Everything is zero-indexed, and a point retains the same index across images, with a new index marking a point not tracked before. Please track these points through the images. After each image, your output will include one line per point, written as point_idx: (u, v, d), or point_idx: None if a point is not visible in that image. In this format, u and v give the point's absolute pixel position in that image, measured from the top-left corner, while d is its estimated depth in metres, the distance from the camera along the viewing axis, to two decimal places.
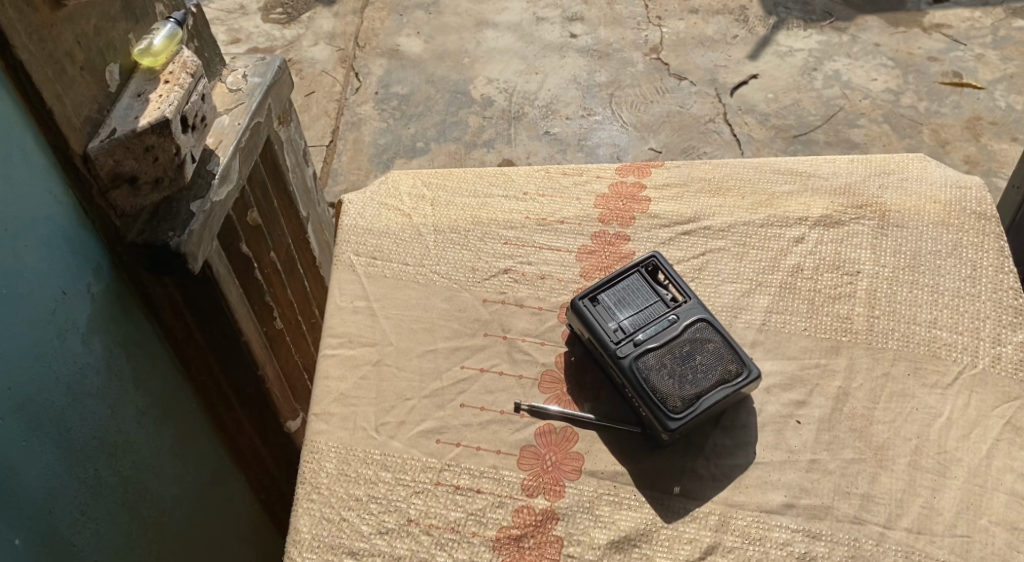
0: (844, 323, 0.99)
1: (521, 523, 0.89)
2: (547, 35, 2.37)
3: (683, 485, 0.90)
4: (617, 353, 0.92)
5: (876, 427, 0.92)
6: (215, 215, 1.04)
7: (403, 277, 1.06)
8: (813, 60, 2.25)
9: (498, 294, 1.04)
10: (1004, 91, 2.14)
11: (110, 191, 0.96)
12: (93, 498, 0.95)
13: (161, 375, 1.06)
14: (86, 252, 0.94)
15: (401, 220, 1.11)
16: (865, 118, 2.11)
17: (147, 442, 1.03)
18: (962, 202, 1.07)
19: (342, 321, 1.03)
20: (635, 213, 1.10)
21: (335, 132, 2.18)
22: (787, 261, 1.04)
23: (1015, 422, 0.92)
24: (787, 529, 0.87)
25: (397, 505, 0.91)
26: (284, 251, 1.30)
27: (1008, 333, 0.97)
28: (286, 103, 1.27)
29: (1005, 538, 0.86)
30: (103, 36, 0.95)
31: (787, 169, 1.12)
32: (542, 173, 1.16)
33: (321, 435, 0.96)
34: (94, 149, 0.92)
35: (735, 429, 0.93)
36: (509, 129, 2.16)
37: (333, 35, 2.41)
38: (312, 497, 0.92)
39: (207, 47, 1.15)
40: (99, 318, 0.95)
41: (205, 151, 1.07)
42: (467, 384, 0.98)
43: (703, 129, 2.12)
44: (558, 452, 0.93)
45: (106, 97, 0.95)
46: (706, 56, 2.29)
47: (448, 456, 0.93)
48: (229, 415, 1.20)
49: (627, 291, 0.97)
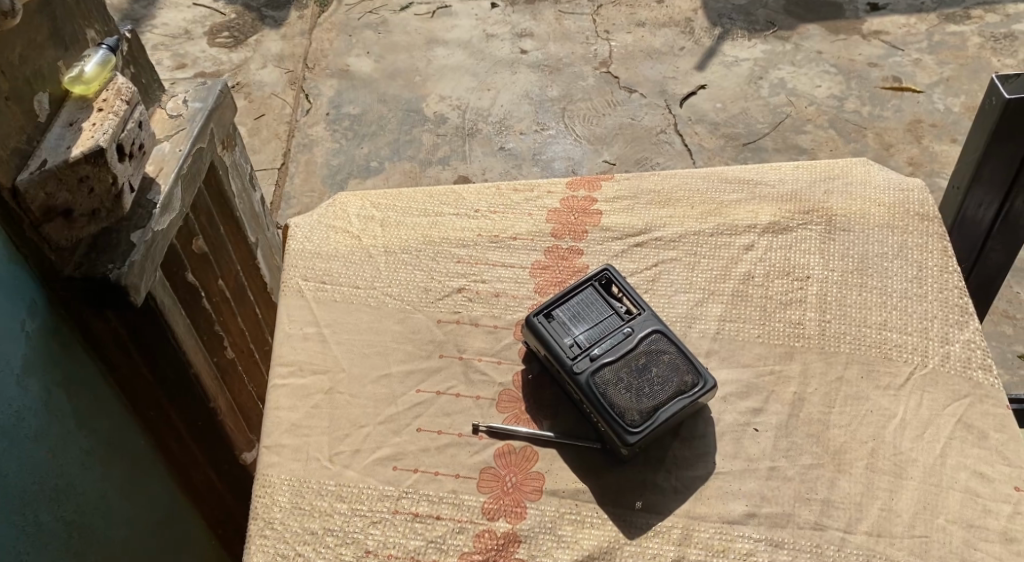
0: (796, 329, 0.99)
1: (483, 548, 0.88)
2: (496, 51, 2.38)
3: (645, 499, 0.89)
4: (573, 369, 0.92)
5: (833, 431, 0.93)
6: (157, 245, 1.02)
7: (355, 300, 1.05)
8: (759, 69, 2.28)
9: (452, 314, 1.03)
10: (942, 94, 2.18)
11: (43, 225, 0.93)
12: (35, 546, 0.91)
13: (106, 412, 1.03)
14: (19, 288, 0.91)
15: (350, 243, 1.10)
16: (811, 124, 2.14)
17: (92, 483, 1.00)
18: (905, 204, 1.08)
19: (293, 349, 1.01)
20: (587, 226, 1.09)
21: (285, 155, 2.15)
22: (738, 269, 1.04)
23: (966, 420, 0.93)
24: (749, 539, 0.87)
25: (354, 537, 0.89)
26: (233, 277, 1.27)
27: (955, 331, 0.98)
28: (229, 127, 1.24)
29: (963, 536, 0.86)
30: (30, 65, 0.92)
31: (735, 177, 1.13)
32: (493, 190, 1.16)
33: (274, 467, 0.94)
34: (24, 181, 0.89)
35: (694, 440, 0.92)
36: (462, 145, 2.15)
37: (280, 58, 2.38)
38: (266, 532, 0.90)
39: (144, 72, 1.13)
40: (35, 358, 0.92)
41: (146, 179, 1.04)
42: (422, 408, 0.96)
43: (655, 140, 2.14)
44: (518, 473, 0.91)
45: (36, 127, 0.93)
46: (654, 68, 2.31)
47: (405, 483, 0.92)
48: (180, 449, 1.17)
49: (581, 306, 0.96)
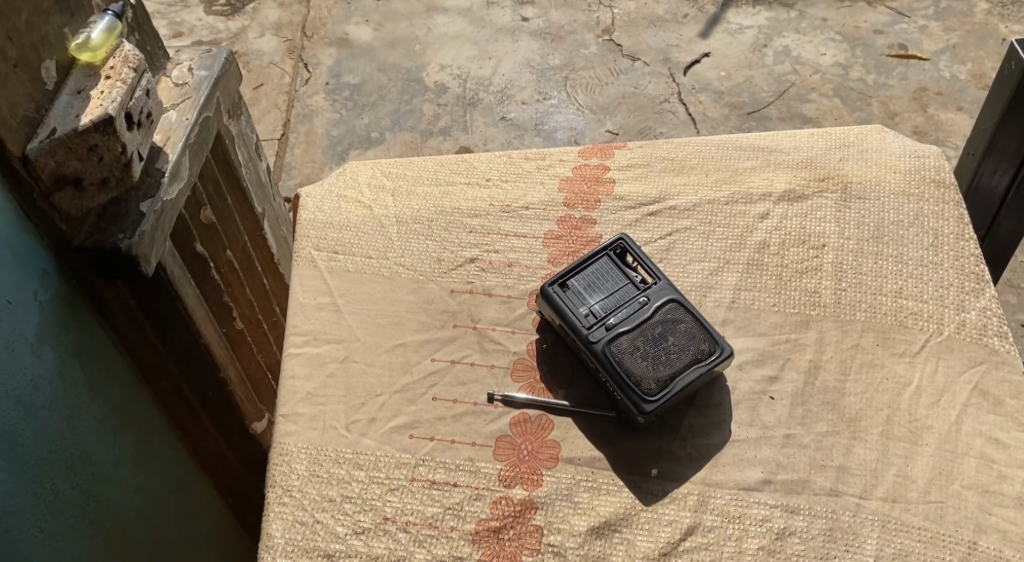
0: (812, 297, 0.99)
1: (500, 515, 0.88)
2: (497, 19, 2.35)
3: (661, 467, 0.90)
4: (589, 338, 0.92)
5: (848, 399, 0.93)
6: (167, 215, 1.01)
7: (368, 270, 1.04)
8: (763, 36, 2.26)
9: (465, 284, 1.02)
10: (948, 62, 2.17)
11: (53, 194, 0.92)
12: (52, 514, 0.92)
13: (119, 382, 1.03)
14: (31, 257, 0.90)
15: (362, 213, 1.09)
16: (817, 92, 2.13)
17: (106, 453, 1.00)
18: (921, 171, 1.08)
19: (306, 319, 1.01)
20: (600, 195, 1.09)
21: (287, 125, 2.14)
22: (752, 238, 1.03)
23: (982, 386, 0.93)
24: (765, 506, 0.87)
25: (372, 504, 0.89)
26: (240, 248, 1.26)
27: (971, 299, 0.98)
28: (235, 95, 1.23)
29: (977, 501, 0.87)
30: (37, 31, 0.91)
31: (749, 145, 1.12)
32: (504, 159, 1.15)
33: (291, 436, 0.94)
34: (34, 150, 0.88)
35: (709, 408, 0.93)
36: (464, 115, 2.14)
37: (279, 26, 2.36)
38: (283, 500, 0.90)
39: (149, 40, 1.11)
40: (48, 327, 0.92)
41: (154, 148, 1.03)
42: (438, 376, 0.96)
43: (659, 109, 2.13)
44: (534, 441, 0.92)
45: (44, 95, 0.91)
46: (658, 36, 2.28)
47: (422, 451, 0.92)
48: (191, 419, 1.17)
49: (596, 275, 0.96)
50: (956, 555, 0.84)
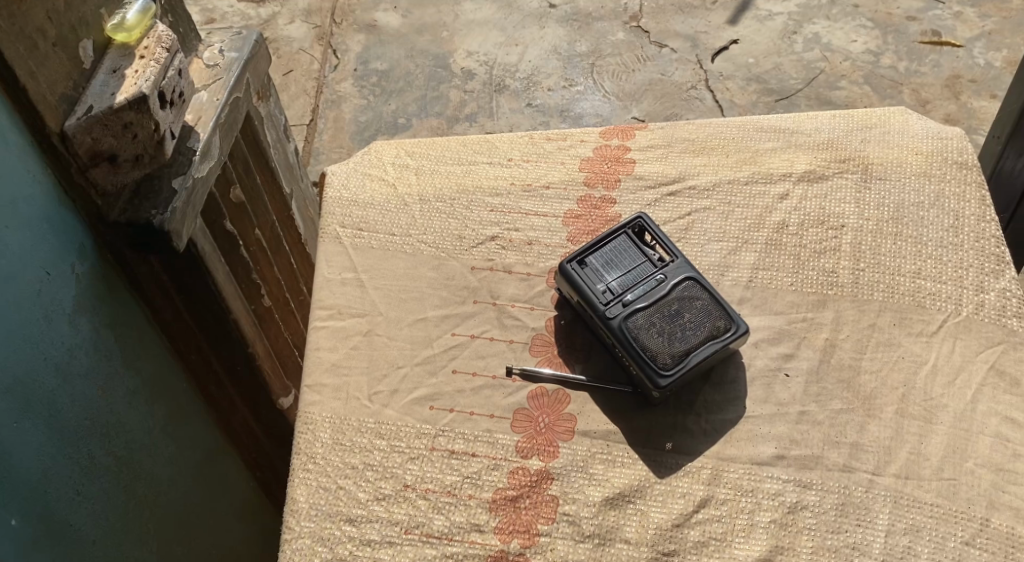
0: (830, 277, 1.00)
1: (517, 485, 0.90)
2: (526, 5, 2.36)
3: (675, 441, 0.91)
4: (606, 314, 0.93)
5: (863, 377, 0.94)
6: (197, 192, 1.04)
7: (391, 247, 1.06)
8: (793, 23, 2.25)
9: (486, 261, 1.04)
10: (983, 48, 2.15)
11: (90, 169, 0.95)
12: (87, 479, 0.95)
13: (152, 354, 1.06)
14: (69, 231, 0.93)
15: (386, 191, 1.11)
16: (846, 80, 2.12)
17: (139, 422, 1.03)
18: (944, 152, 1.08)
19: (331, 293, 1.04)
20: (620, 175, 1.10)
21: (315, 111, 2.17)
22: (771, 218, 1.04)
23: (999, 366, 0.94)
24: (778, 480, 0.89)
25: (393, 472, 0.92)
26: (268, 228, 1.29)
27: (991, 280, 0.98)
28: (264, 78, 1.25)
29: (991, 479, 0.88)
30: (75, 11, 0.93)
31: (770, 126, 1.13)
32: (526, 140, 1.17)
33: (315, 406, 0.97)
34: (72, 127, 0.91)
35: (724, 385, 0.94)
36: (491, 101, 2.15)
37: (309, 12, 2.38)
38: (307, 467, 0.93)
39: (182, 22, 1.12)
40: (85, 298, 0.95)
41: (186, 127, 1.06)
42: (458, 350, 0.98)
43: (685, 96, 2.13)
44: (551, 414, 0.94)
45: (81, 74, 0.94)
46: (686, 22, 2.28)
47: (442, 422, 0.94)
48: (221, 393, 1.20)
49: (615, 253, 0.97)
50: (968, 531, 0.85)
